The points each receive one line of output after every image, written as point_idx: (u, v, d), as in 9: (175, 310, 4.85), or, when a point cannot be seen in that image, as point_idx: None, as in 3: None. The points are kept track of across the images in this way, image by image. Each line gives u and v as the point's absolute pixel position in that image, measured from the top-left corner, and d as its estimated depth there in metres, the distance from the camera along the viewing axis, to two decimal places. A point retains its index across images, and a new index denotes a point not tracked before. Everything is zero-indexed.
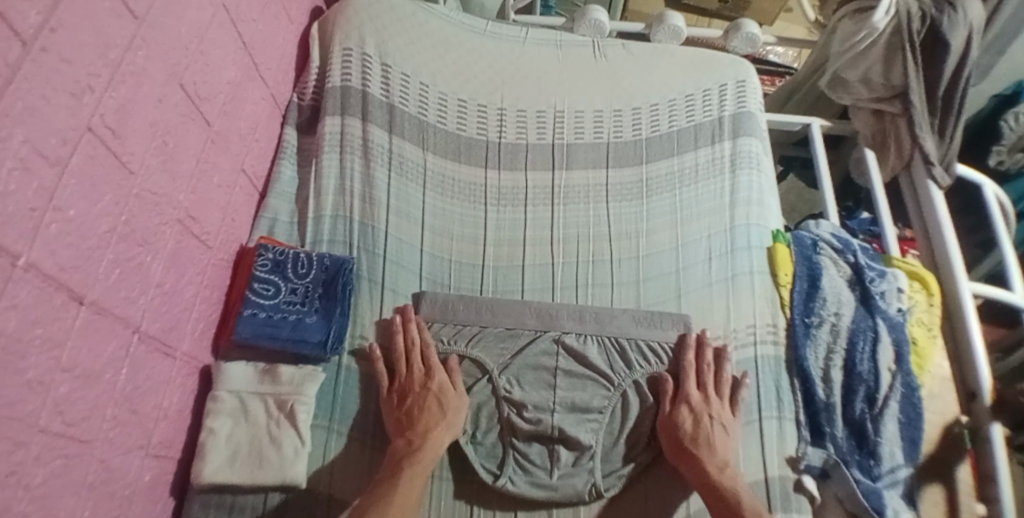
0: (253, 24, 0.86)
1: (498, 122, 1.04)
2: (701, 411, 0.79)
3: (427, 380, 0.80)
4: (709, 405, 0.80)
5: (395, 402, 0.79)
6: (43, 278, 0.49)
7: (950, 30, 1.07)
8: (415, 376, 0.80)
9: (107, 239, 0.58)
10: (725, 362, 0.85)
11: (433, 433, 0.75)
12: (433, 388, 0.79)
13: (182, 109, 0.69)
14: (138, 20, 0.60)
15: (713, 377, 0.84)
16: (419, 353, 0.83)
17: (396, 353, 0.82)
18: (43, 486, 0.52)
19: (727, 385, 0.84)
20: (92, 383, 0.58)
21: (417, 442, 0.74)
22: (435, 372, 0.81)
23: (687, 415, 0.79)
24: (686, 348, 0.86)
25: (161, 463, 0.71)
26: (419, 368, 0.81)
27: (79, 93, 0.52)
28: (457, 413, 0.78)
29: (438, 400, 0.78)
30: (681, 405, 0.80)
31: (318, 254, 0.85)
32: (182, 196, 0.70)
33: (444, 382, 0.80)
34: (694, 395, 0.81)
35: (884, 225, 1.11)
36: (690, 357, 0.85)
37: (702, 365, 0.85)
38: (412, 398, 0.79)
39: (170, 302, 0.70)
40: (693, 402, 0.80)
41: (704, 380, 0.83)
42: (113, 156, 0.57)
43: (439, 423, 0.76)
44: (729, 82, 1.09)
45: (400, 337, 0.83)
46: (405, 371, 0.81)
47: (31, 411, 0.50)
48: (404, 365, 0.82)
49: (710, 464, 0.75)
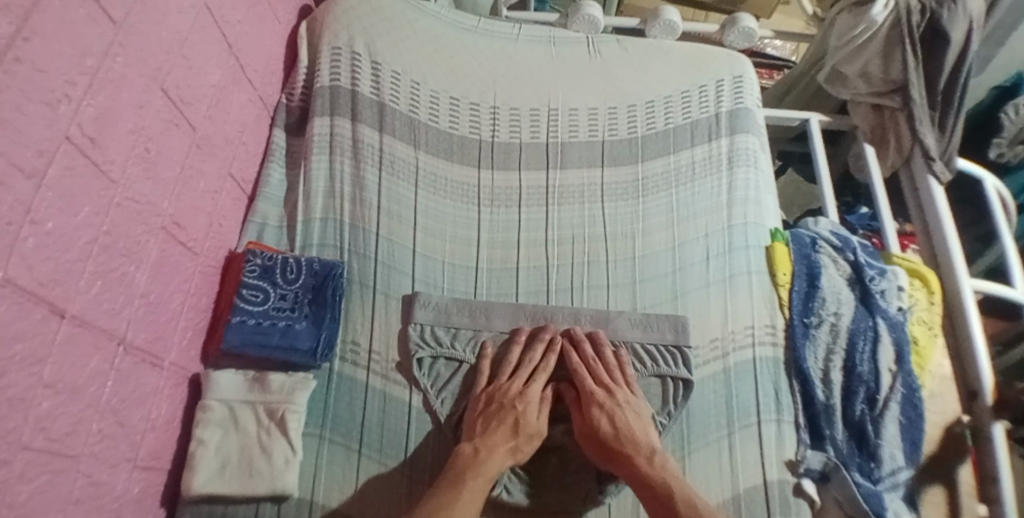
0: (238, 25, 0.84)
1: (490, 120, 1.02)
2: (610, 406, 0.77)
3: (521, 395, 0.79)
4: (615, 396, 0.79)
5: (479, 407, 0.79)
6: (22, 294, 0.48)
7: (950, 23, 1.05)
8: (512, 388, 0.79)
9: (88, 250, 0.56)
10: (607, 351, 0.84)
11: (498, 451, 0.73)
12: (519, 407, 0.78)
13: (165, 114, 0.67)
14: (117, 25, 0.58)
15: (605, 369, 0.82)
16: (530, 368, 0.82)
17: (508, 360, 0.83)
18: (27, 504, 0.51)
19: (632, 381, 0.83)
20: (76, 397, 0.57)
21: (483, 454, 0.73)
22: (531, 390, 0.80)
23: (601, 416, 0.77)
24: (579, 345, 0.85)
25: (150, 474, 0.70)
26: (520, 382, 0.80)
27: (55, 103, 0.50)
28: (528, 441, 0.76)
29: (515, 421, 0.76)
30: (591, 408, 0.78)
31: (308, 258, 0.84)
32: (167, 204, 0.69)
33: (532, 405, 0.79)
34: (598, 391, 0.79)
35: (885, 222, 1.10)
36: (575, 359, 0.84)
37: (588, 361, 0.83)
38: (497, 406, 0.78)
39: (157, 312, 0.68)
40: (600, 400, 0.78)
41: (598, 374, 0.82)
42: (92, 166, 0.56)
43: (505, 443, 0.74)
44: (725, 78, 1.08)
45: (516, 350, 0.84)
46: (505, 382, 0.81)
47: (13, 429, 0.49)
48: (507, 376, 0.82)
49: (640, 459, 0.73)
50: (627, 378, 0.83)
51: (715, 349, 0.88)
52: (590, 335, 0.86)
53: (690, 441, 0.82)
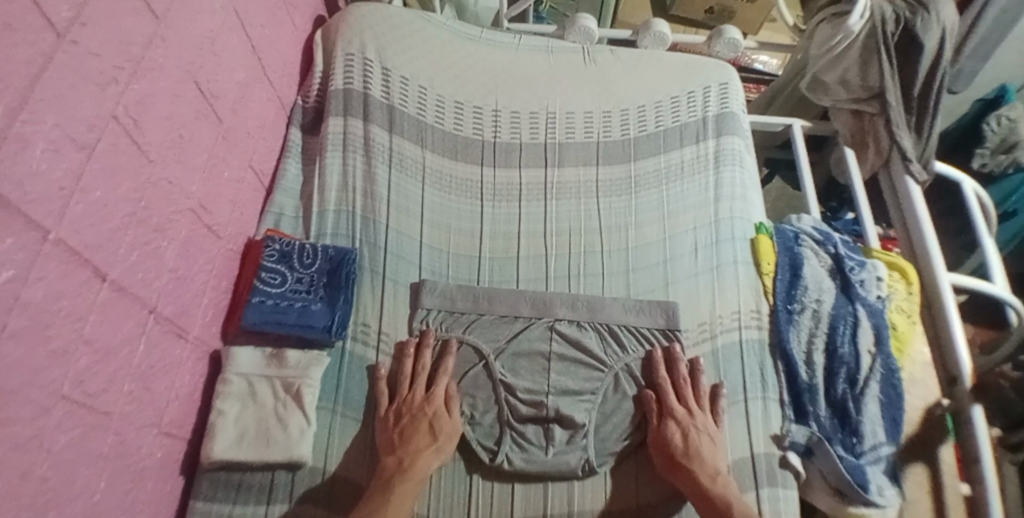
0: (261, 28, 0.91)
1: (492, 123, 1.09)
2: (687, 424, 0.81)
3: (426, 403, 0.81)
4: (694, 417, 0.82)
5: (390, 423, 0.81)
6: (70, 254, 0.53)
7: (923, 31, 1.12)
8: (416, 398, 0.82)
9: (127, 222, 0.62)
10: (701, 377, 0.87)
11: (422, 455, 0.77)
12: (429, 412, 0.81)
13: (195, 105, 0.74)
14: (157, 20, 0.65)
15: (692, 392, 0.85)
16: (425, 376, 0.85)
17: (403, 375, 0.85)
18: (63, 451, 0.56)
19: (707, 397, 0.86)
20: (111, 358, 0.62)
21: (407, 462, 0.76)
22: (435, 396, 0.82)
23: (675, 430, 0.81)
24: (676, 363, 0.88)
25: (172, 442, 0.74)
26: (422, 390, 0.83)
27: (105, 84, 0.57)
28: (448, 441, 0.79)
29: (430, 425, 0.79)
30: (668, 422, 0.82)
31: (323, 245, 0.90)
32: (195, 188, 0.75)
33: (440, 406, 0.82)
34: (678, 410, 0.83)
35: (865, 220, 1.16)
36: (663, 375, 0.87)
37: (677, 379, 0.86)
38: (407, 419, 0.80)
39: (183, 287, 0.74)
40: (680, 417, 0.82)
41: (683, 393, 0.85)
42: (134, 145, 0.62)
43: (428, 446, 0.78)
44: (712, 85, 1.15)
45: (410, 361, 0.86)
46: (408, 392, 0.83)
47: (55, 378, 0.54)
48: (407, 386, 0.84)
49: (702, 473, 0.77)
50: (714, 408, 0.85)
51: (703, 332, 0.93)
52: (668, 356, 0.89)
53: None
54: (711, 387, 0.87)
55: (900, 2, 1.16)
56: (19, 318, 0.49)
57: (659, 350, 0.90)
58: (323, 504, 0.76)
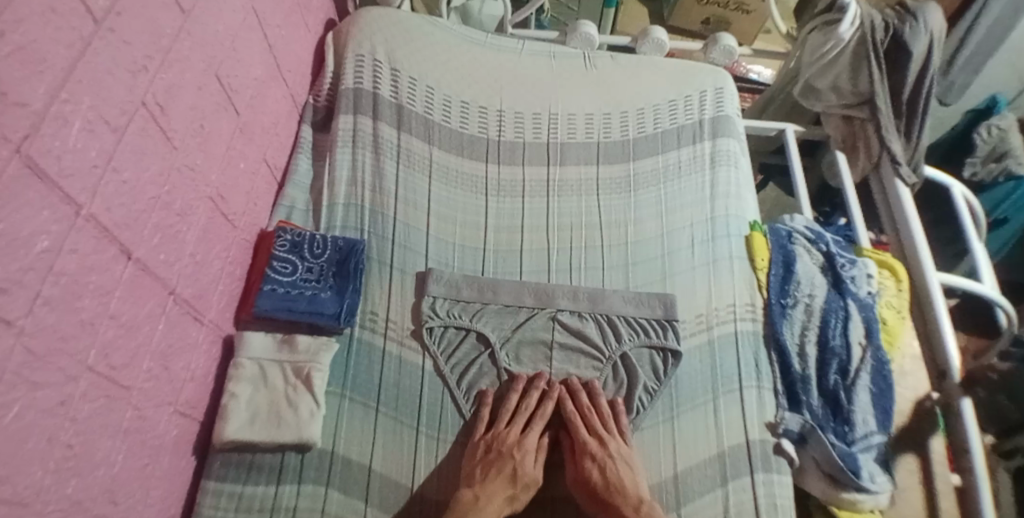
0: (277, 29, 0.95)
1: (497, 122, 1.13)
2: (602, 457, 0.82)
3: (519, 444, 0.83)
4: (606, 447, 0.83)
5: (478, 453, 0.82)
6: (100, 230, 0.57)
7: (911, 39, 1.17)
8: (510, 435, 0.83)
9: (152, 204, 0.65)
10: (600, 401, 0.88)
11: (497, 499, 0.77)
12: (516, 456, 0.82)
13: (216, 98, 0.77)
14: (185, 14, 0.68)
15: (599, 418, 0.86)
16: (525, 415, 0.86)
17: (505, 407, 0.86)
18: (87, 420, 0.58)
19: (612, 422, 0.86)
20: (134, 333, 0.64)
21: (483, 500, 0.77)
22: (528, 441, 0.84)
23: (593, 468, 0.81)
24: (578, 393, 0.89)
25: (186, 422, 0.77)
26: (517, 430, 0.85)
27: (136, 72, 0.60)
28: (524, 488, 0.81)
29: (512, 471, 0.80)
30: (584, 461, 0.83)
31: (332, 237, 0.93)
32: (214, 177, 0.78)
33: (529, 453, 0.84)
34: (590, 442, 0.83)
35: (856, 221, 1.20)
36: (568, 408, 0.87)
37: (582, 411, 0.87)
38: (496, 454, 0.82)
39: (201, 271, 0.77)
40: (593, 451, 0.83)
41: (592, 424, 0.85)
42: (160, 131, 0.65)
43: (505, 491, 0.79)
44: (708, 89, 1.19)
45: (514, 397, 0.87)
46: (503, 428, 0.84)
47: (83, 348, 0.56)
48: (505, 422, 0.85)
49: (626, 507, 0.78)
50: (621, 428, 0.86)
51: (700, 323, 0.96)
52: (586, 385, 0.90)
53: (678, 404, 0.89)
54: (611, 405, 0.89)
55: (889, 12, 1.21)
56: (52, 287, 0.51)
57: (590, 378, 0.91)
58: (335, 486, 0.78)
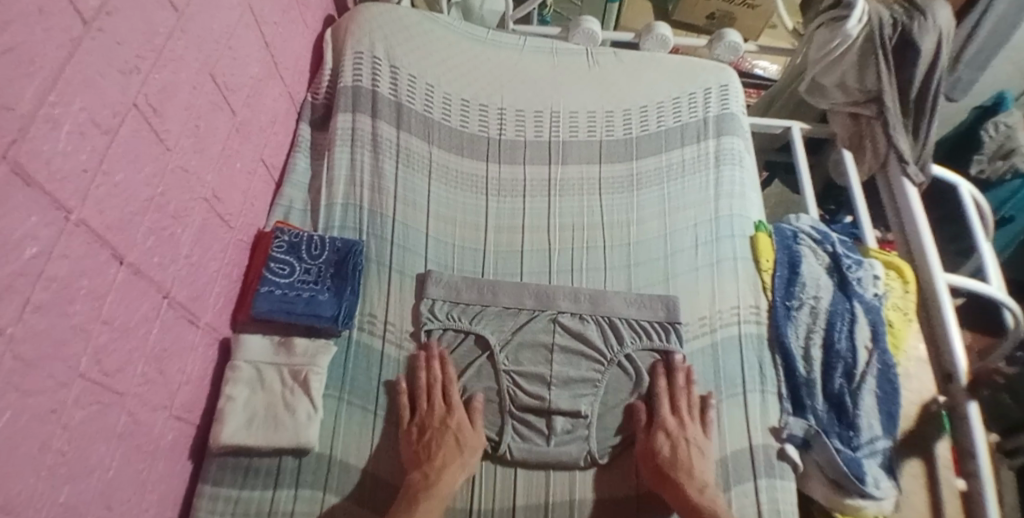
0: (275, 26, 0.94)
1: (498, 120, 1.11)
2: (678, 436, 0.82)
3: (447, 416, 0.83)
4: (684, 429, 0.83)
5: (414, 437, 0.82)
6: (91, 235, 0.55)
7: (919, 36, 1.14)
8: (436, 411, 0.83)
9: (145, 207, 0.64)
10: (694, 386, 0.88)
11: (449, 469, 0.77)
12: (452, 425, 0.82)
13: (212, 97, 0.76)
14: (178, 13, 0.67)
15: (686, 401, 0.86)
16: (439, 390, 0.85)
17: (419, 387, 0.85)
18: (80, 426, 0.57)
19: (698, 404, 0.87)
20: (127, 337, 0.63)
21: (433, 477, 0.77)
22: (456, 410, 0.83)
23: (664, 442, 0.82)
24: (656, 376, 0.89)
25: (182, 426, 0.76)
26: (440, 405, 0.84)
27: (128, 72, 0.59)
28: (473, 453, 0.81)
29: (456, 437, 0.81)
30: (658, 434, 0.83)
31: (330, 237, 0.91)
32: (209, 177, 0.77)
33: (463, 419, 0.83)
34: (670, 421, 0.84)
35: (862, 220, 1.18)
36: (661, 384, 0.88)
37: (674, 389, 0.87)
38: (431, 433, 0.81)
39: (196, 273, 0.76)
40: (670, 428, 0.83)
41: (678, 405, 0.86)
42: (153, 132, 0.64)
43: (455, 460, 0.79)
44: (713, 86, 1.17)
45: (423, 373, 0.86)
46: (427, 407, 0.84)
47: (75, 353, 0.55)
48: (425, 401, 0.84)
49: (689, 486, 0.78)
50: (704, 415, 0.86)
51: (703, 326, 0.95)
52: (685, 367, 0.89)
53: None
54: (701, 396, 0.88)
55: (896, 8, 1.19)
56: (43, 293, 0.50)
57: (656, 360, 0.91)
58: (333, 490, 0.78)
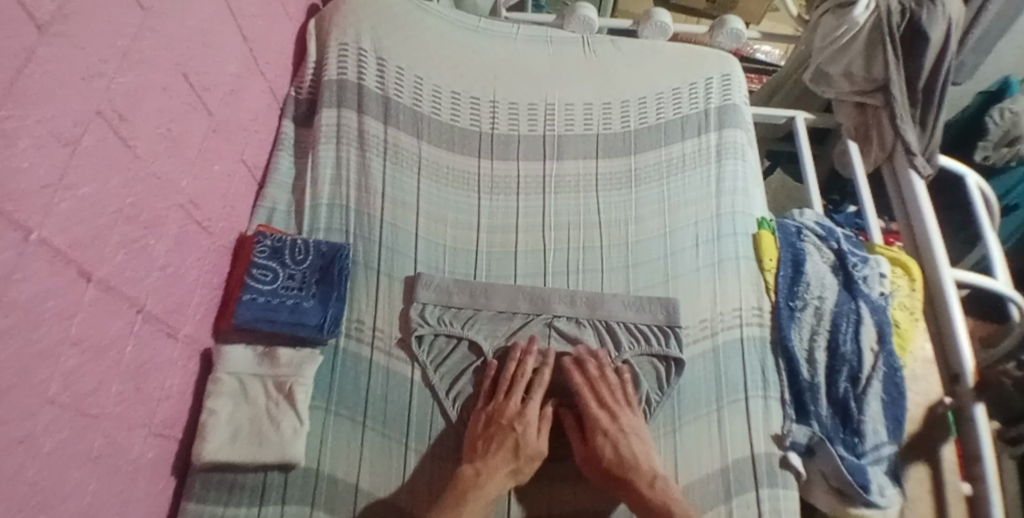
0: (253, 19, 0.89)
1: (490, 114, 1.07)
2: (614, 433, 0.79)
3: (518, 417, 0.80)
4: (617, 421, 0.81)
5: (478, 428, 0.80)
6: (55, 254, 0.51)
7: (929, 23, 1.10)
8: (510, 407, 0.81)
9: (114, 219, 0.60)
10: (610, 373, 0.85)
11: (499, 474, 0.75)
12: (518, 429, 0.79)
13: (186, 98, 0.71)
14: (145, 10, 0.62)
15: (610, 391, 0.84)
16: (522, 384, 0.83)
17: (502, 377, 0.84)
18: (50, 454, 0.54)
19: (622, 394, 0.84)
20: (99, 358, 0.60)
21: (484, 477, 0.75)
22: (530, 410, 0.82)
23: (605, 443, 0.79)
24: (572, 373, 0.85)
25: (163, 442, 0.73)
26: (518, 400, 0.82)
27: (91, 78, 0.54)
28: (528, 463, 0.78)
29: (515, 443, 0.78)
30: (596, 437, 0.80)
31: (315, 241, 0.88)
32: (185, 183, 0.72)
33: (531, 424, 0.80)
34: (601, 417, 0.81)
35: (868, 214, 1.13)
36: (578, 379, 0.84)
37: (593, 382, 0.84)
38: (496, 428, 0.79)
39: (174, 285, 0.72)
40: (605, 428, 0.80)
41: (603, 397, 0.83)
42: (120, 140, 0.59)
43: (507, 465, 0.76)
44: (714, 76, 1.13)
45: (513, 364, 0.84)
46: (502, 400, 0.82)
47: (42, 380, 0.52)
48: (504, 393, 0.82)
49: (640, 481, 0.75)
50: (629, 399, 0.84)
51: (704, 329, 0.91)
52: (597, 355, 0.87)
53: (679, 416, 0.85)
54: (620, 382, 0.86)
55: None
56: (5, 319, 0.46)
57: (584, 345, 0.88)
58: (321, 505, 0.75)
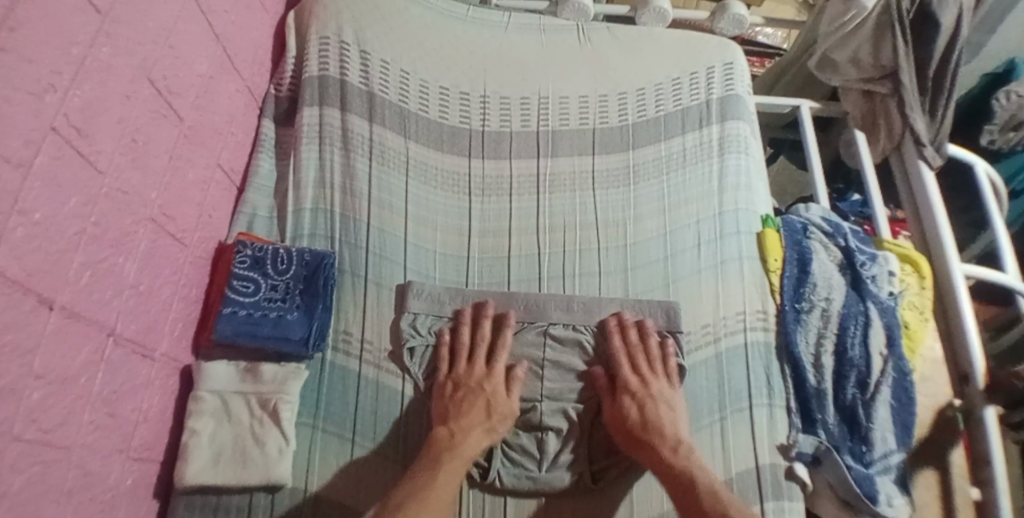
0: (225, 14, 0.84)
1: (481, 110, 1.02)
2: (642, 396, 0.79)
3: (485, 378, 0.80)
4: (648, 386, 0.80)
5: (447, 392, 0.80)
6: (10, 285, 0.46)
7: (939, 9, 1.05)
8: (475, 372, 0.81)
9: (77, 240, 0.55)
10: (650, 340, 0.85)
11: (474, 433, 0.75)
12: (487, 389, 0.79)
13: (152, 105, 0.67)
14: (102, 15, 0.57)
15: (645, 358, 0.83)
16: (484, 348, 0.84)
17: (461, 345, 0.84)
18: (20, 494, 0.49)
19: (659, 359, 0.84)
20: (67, 389, 0.55)
21: (459, 437, 0.74)
22: (495, 373, 0.81)
23: (631, 405, 0.78)
24: (608, 335, 0.86)
25: (142, 466, 0.69)
26: (481, 364, 0.82)
27: (42, 92, 0.49)
28: (501, 421, 0.78)
29: (487, 403, 0.78)
30: (624, 398, 0.79)
31: (298, 249, 0.84)
32: (155, 195, 0.68)
33: (499, 384, 0.81)
34: (631, 381, 0.80)
35: (875, 206, 1.09)
36: (617, 343, 0.85)
37: (630, 348, 0.84)
38: (465, 390, 0.79)
39: (147, 303, 0.68)
40: (633, 389, 0.80)
41: (636, 363, 0.83)
42: (79, 156, 0.55)
43: (481, 424, 0.76)
44: (716, 65, 1.07)
45: (467, 331, 0.85)
46: (466, 367, 0.82)
47: (4, 418, 0.47)
48: (465, 361, 0.83)
49: (663, 448, 0.74)
50: (666, 369, 0.84)
51: (706, 335, 0.88)
52: (637, 323, 0.87)
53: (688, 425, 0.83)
54: (661, 349, 0.85)
55: None
56: None
57: (613, 316, 0.87)
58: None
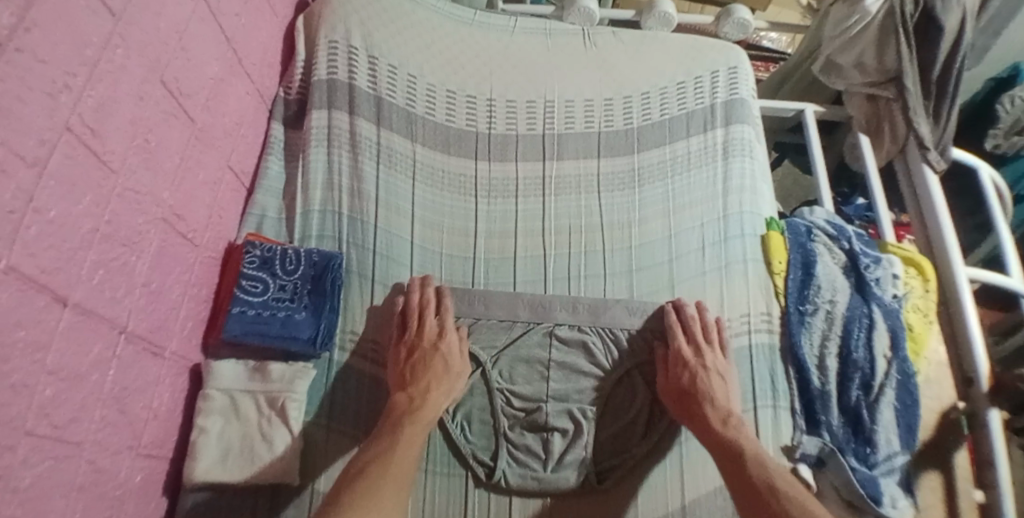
0: (236, 17, 0.85)
1: (487, 112, 1.03)
2: (696, 366, 0.80)
3: (438, 339, 0.81)
4: (703, 358, 0.81)
5: (402, 357, 0.80)
6: (24, 282, 0.47)
7: (942, 11, 1.05)
8: (428, 334, 0.81)
9: (89, 239, 0.56)
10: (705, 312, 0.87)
11: (434, 393, 0.76)
12: (441, 348, 0.80)
13: (163, 106, 0.68)
14: (116, 17, 0.58)
15: (701, 330, 0.85)
16: (433, 312, 0.83)
17: (410, 311, 0.83)
18: (31, 488, 0.50)
19: (715, 332, 0.85)
20: (78, 385, 0.56)
21: (419, 401, 0.75)
22: (448, 333, 0.82)
23: (684, 373, 0.80)
24: (668, 313, 0.87)
25: (152, 462, 0.70)
26: (433, 326, 0.82)
27: (56, 93, 0.50)
28: (459, 379, 0.79)
29: (443, 360, 0.79)
30: (677, 367, 0.82)
31: (307, 250, 0.85)
32: (166, 194, 0.69)
33: (452, 343, 0.81)
34: (685, 350, 0.82)
35: (880, 210, 1.08)
36: (674, 319, 0.86)
37: (687, 322, 0.86)
38: (420, 353, 0.79)
39: (157, 301, 0.69)
40: (686, 359, 0.81)
41: (692, 335, 0.84)
42: (93, 155, 0.56)
43: (440, 384, 0.77)
44: (721, 69, 1.08)
45: (416, 294, 0.84)
46: (416, 328, 0.82)
47: (15, 415, 0.48)
48: (415, 322, 0.82)
49: (714, 417, 0.75)
50: (721, 342, 0.85)
51: None
52: (698, 304, 0.88)
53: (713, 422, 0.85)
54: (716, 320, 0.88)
55: None
56: None
57: (670, 304, 0.89)
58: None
